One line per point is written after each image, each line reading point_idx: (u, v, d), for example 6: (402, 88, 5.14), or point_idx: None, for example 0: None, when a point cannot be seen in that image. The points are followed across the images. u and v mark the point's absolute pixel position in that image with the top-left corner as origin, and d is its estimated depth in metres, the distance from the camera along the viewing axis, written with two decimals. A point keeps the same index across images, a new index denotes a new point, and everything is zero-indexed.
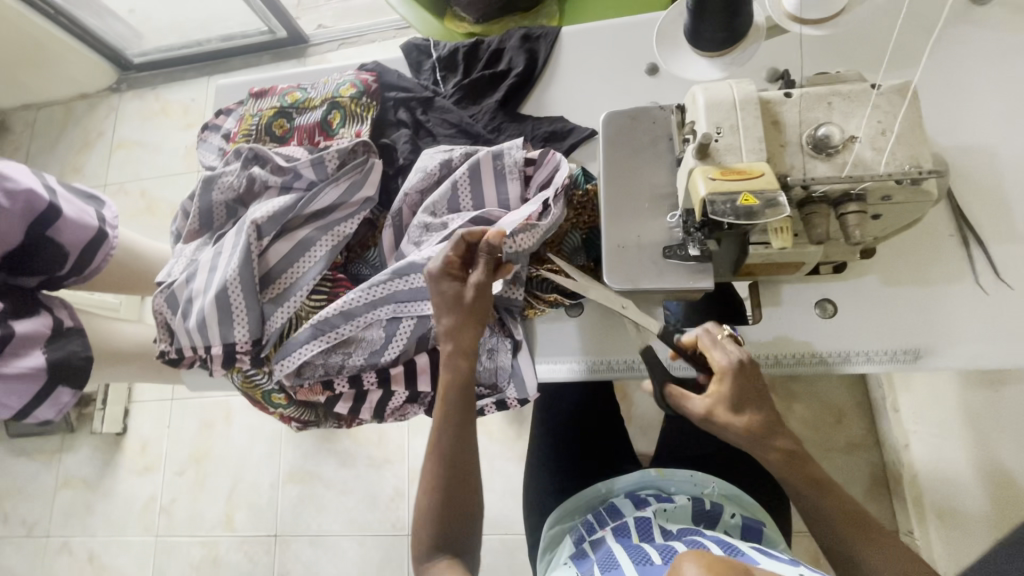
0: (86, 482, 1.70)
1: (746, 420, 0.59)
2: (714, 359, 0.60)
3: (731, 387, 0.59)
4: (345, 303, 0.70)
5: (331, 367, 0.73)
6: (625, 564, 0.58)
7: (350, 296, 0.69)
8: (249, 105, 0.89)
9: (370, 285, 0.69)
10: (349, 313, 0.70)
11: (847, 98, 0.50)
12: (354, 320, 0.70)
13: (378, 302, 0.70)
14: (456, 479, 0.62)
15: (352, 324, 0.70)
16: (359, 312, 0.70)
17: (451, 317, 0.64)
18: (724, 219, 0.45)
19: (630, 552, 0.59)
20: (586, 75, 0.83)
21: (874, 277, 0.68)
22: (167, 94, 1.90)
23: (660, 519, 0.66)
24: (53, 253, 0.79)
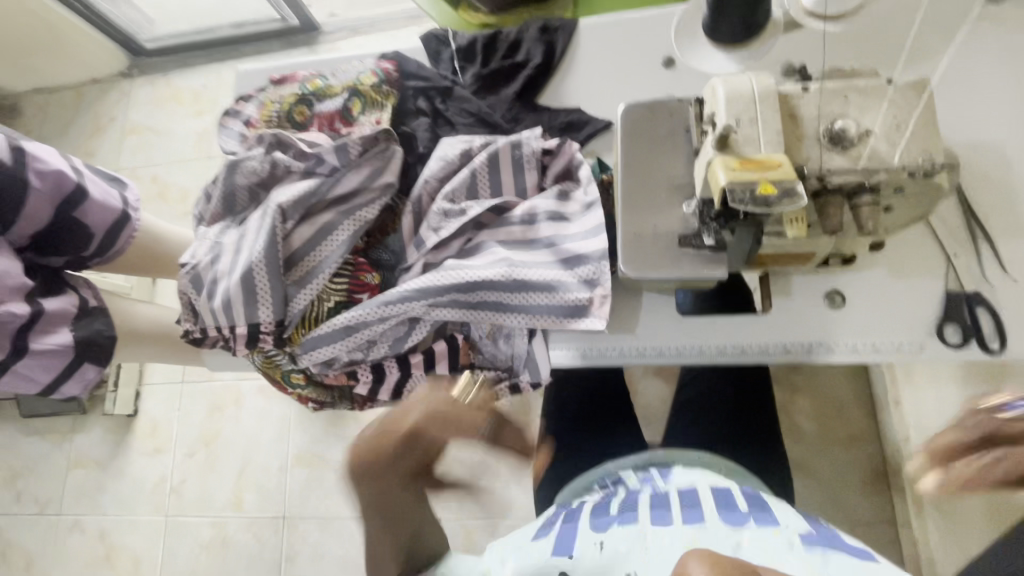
0: (97, 461, 1.73)
1: None
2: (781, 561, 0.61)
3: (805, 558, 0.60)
4: (383, 309, 0.70)
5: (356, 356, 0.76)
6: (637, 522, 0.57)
7: (388, 300, 0.71)
8: (270, 91, 0.91)
9: (408, 293, 0.71)
10: (384, 316, 0.71)
11: (863, 92, 0.51)
12: (389, 320, 0.71)
13: (415, 309, 0.71)
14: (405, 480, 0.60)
15: (385, 324, 0.71)
16: (395, 315, 0.71)
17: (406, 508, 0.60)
18: (743, 207, 0.46)
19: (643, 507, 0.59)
20: (603, 68, 0.84)
21: (882, 270, 0.70)
22: (179, 81, 1.91)
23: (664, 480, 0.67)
24: (78, 234, 0.81)
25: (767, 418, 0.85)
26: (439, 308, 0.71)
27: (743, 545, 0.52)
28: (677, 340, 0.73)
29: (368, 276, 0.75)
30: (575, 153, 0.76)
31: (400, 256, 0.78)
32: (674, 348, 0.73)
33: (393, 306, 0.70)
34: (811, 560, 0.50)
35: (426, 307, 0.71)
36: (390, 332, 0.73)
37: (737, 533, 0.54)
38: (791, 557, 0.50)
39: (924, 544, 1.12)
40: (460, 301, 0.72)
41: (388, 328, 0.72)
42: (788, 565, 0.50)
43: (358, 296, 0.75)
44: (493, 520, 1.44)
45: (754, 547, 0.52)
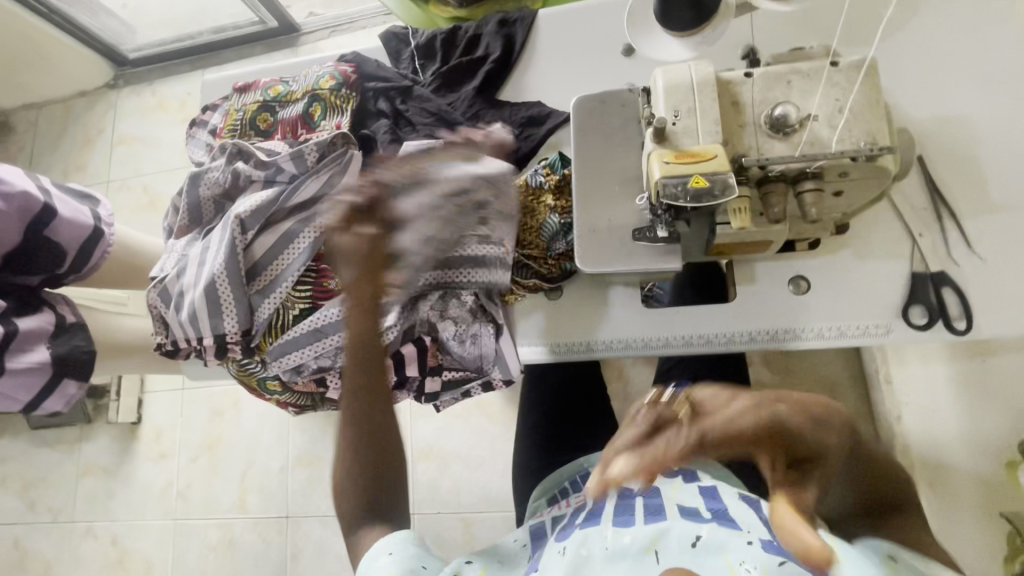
0: (105, 469, 1.77)
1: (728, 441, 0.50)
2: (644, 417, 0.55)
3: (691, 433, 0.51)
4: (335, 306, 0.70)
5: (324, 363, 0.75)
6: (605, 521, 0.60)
7: (340, 299, 0.70)
8: (234, 100, 0.91)
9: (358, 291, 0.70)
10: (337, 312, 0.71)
11: (805, 77, 0.50)
12: (343, 317, 0.71)
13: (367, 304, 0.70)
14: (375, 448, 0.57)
15: (340, 321, 0.71)
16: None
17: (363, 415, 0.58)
18: (677, 201, 0.45)
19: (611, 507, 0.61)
20: (563, 59, 0.83)
21: (848, 254, 0.68)
22: (164, 89, 1.91)
23: None
24: (50, 252, 0.82)
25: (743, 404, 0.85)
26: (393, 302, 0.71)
27: (703, 539, 0.56)
28: (642, 332, 0.73)
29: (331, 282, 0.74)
30: (508, 135, 0.78)
31: None
32: (639, 340, 0.73)
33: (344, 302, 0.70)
34: (765, 561, 0.53)
35: (379, 302, 0.70)
36: (351, 333, 0.72)
37: (695, 528, 0.57)
38: (746, 558, 0.53)
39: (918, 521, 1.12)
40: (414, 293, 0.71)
41: (344, 326, 0.71)
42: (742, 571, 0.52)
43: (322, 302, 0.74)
44: (491, 513, 1.46)
45: (713, 546, 0.55)
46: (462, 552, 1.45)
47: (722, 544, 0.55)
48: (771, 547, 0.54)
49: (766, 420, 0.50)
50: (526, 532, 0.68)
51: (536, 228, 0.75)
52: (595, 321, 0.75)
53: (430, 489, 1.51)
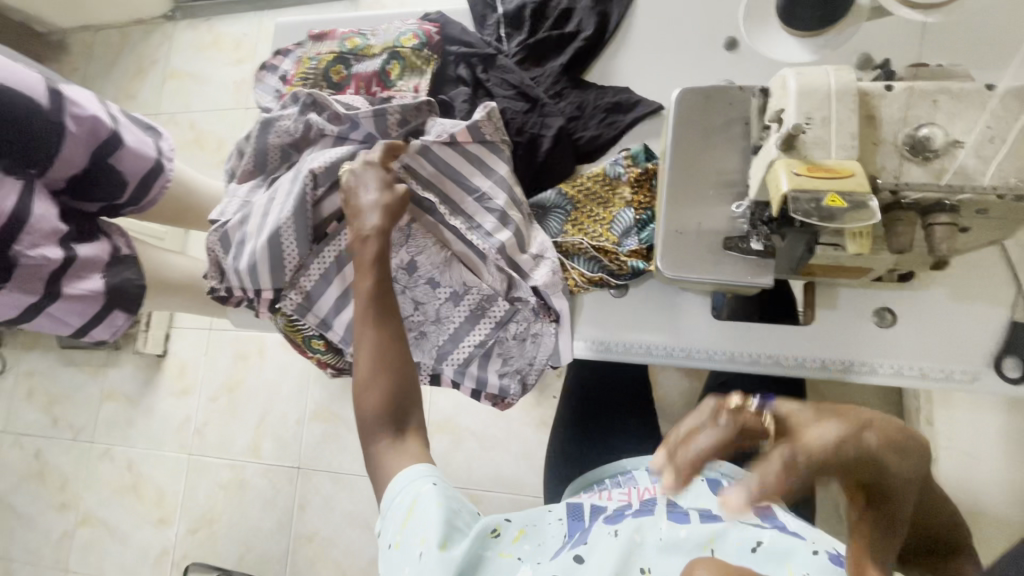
0: (127, 396, 1.81)
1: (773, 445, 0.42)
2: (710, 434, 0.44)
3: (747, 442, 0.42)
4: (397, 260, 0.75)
5: None
6: (659, 513, 0.57)
7: (403, 264, 0.75)
8: (308, 47, 0.89)
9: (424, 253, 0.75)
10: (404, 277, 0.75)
11: (955, 97, 0.46)
12: (409, 280, 0.75)
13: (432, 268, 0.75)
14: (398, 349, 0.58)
15: (407, 281, 0.76)
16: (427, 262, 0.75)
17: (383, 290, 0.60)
18: (805, 219, 0.42)
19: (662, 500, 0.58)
20: (659, 45, 0.78)
21: (942, 292, 0.64)
22: (221, 26, 1.89)
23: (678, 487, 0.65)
24: (112, 181, 0.80)
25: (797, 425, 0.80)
26: (453, 273, 0.75)
27: (761, 548, 0.53)
28: (707, 343, 0.70)
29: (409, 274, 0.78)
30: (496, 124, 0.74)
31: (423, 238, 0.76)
32: (703, 351, 0.70)
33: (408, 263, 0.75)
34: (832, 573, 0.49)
35: (438, 272, 0.75)
36: (420, 299, 0.76)
37: (754, 533, 0.54)
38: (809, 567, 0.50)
39: None
40: (463, 251, 0.75)
41: (410, 288, 0.76)
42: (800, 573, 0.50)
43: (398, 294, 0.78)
44: (500, 493, 1.46)
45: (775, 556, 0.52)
46: None
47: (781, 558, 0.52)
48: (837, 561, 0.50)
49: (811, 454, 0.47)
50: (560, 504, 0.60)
51: (608, 221, 0.74)
52: (656, 324, 0.72)
53: (443, 461, 1.52)
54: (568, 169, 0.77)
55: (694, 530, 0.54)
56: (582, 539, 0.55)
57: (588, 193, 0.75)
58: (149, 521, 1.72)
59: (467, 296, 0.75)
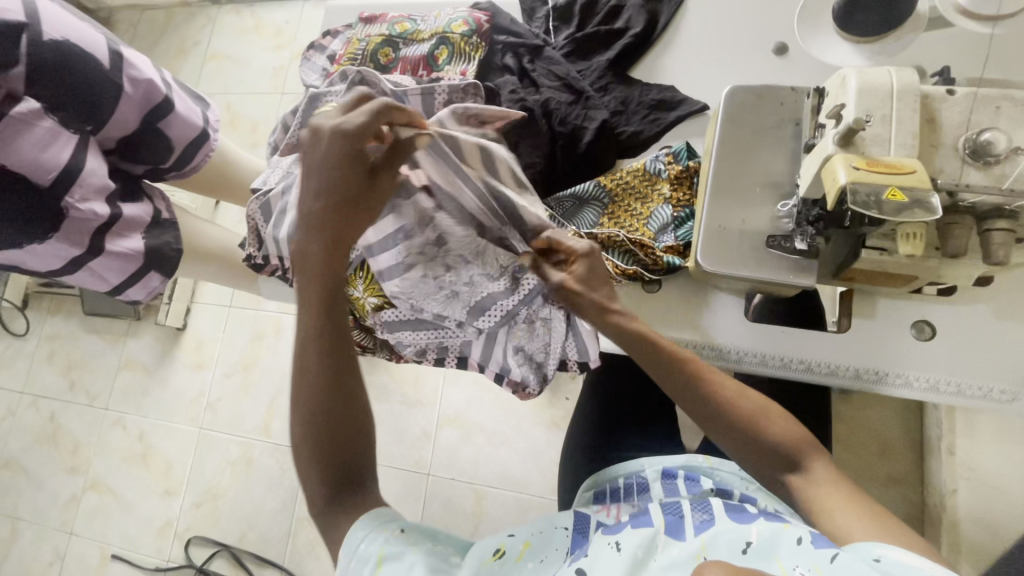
0: (144, 367, 1.84)
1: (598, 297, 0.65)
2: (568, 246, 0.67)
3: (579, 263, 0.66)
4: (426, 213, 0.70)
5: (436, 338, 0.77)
6: (657, 524, 0.57)
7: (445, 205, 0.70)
8: (358, 29, 0.91)
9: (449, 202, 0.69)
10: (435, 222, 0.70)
11: (1018, 105, 0.46)
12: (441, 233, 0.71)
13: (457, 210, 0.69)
14: (338, 422, 0.55)
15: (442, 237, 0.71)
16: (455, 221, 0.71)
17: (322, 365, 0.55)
18: (864, 212, 0.42)
19: (657, 508, 0.59)
20: (707, 45, 0.78)
21: (983, 308, 0.64)
22: (264, 12, 1.93)
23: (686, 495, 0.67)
24: (159, 144, 0.82)
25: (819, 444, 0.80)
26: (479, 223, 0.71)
27: (750, 546, 0.54)
28: (740, 342, 0.69)
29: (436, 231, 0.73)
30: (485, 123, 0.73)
31: None
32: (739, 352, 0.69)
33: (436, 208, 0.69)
34: (817, 561, 0.49)
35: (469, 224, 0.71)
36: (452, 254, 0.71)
37: (744, 531, 0.56)
38: (799, 561, 0.50)
39: None
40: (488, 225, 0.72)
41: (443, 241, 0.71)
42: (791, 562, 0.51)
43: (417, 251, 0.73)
44: (505, 491, 1.46)
45: (764, 552, 0.53)
46: (468, 522, 1.45)
47: (769, 554, 0.53)
48: (821, 543, 0.51)
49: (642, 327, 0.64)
50: (567, 516, 0.64)
51: (645, 217, 0.74)
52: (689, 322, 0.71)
53: (450, 455, 1.52)
54: (608, 161, 0.77)
55: (688, 543, 0.55)
56: (583, 554, 0.56)
57: (626, 187, 0.75)
58: (156, 492, 1.73)
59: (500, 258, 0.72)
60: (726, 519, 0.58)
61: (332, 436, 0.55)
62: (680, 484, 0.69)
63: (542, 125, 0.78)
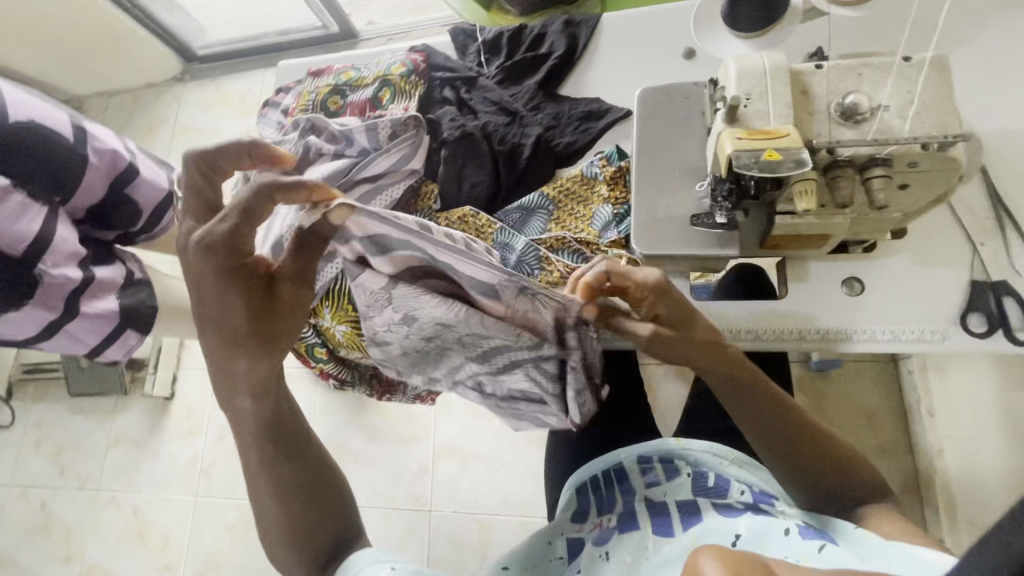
0: (135, 441, 1.82)
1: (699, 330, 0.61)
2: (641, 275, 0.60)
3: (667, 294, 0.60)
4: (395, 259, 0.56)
5: None
6: (644, 526, 0.60)
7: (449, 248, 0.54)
8: (306, 83, 0.98)
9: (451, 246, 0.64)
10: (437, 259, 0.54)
11: (877, 69, 0.52)
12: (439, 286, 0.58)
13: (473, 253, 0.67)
14: (314, 496, 0.60)
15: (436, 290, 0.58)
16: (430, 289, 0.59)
17: (280, 457, 0.59)
18: (747, 172, 0.47)
19: (645, 512, 0.62)
20: (624, 57, 0.85)
21: (903, 258, 0.68)
22: (228, 83, 2.03)
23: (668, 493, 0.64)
24: (128, 208, 0.88)
25: None
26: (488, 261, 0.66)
27: (740, 539, 0.55)
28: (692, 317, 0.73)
29: None
30: (402, 150, 0.79)
31: None
32: None
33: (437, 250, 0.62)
34: (806, 551, 0.51)
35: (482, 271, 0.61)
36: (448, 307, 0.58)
37: (733, 525, 0.56)
38: (787, 551, 0.52)
39: None
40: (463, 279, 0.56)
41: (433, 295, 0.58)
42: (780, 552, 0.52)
43: None
44: (508, 516, 1.45)
45: (753, 542, 0.54)
46: (475, 554, 1.43)
47: (760, 544, 0.54)
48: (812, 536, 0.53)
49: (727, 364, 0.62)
50: (562, 543, 0.64)
51: (587, 217, 0.79)
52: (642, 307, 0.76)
53: (449, 487, 1.51)
54: (548, 172, 0.83)
55: (678, 540, 0.57)
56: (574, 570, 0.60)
57: (567, 193, 0.81)
58: (155, 569, 1.69)
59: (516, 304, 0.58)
60: (715, 514, 0.58)
61: (310, 515, 0.59)
62: (660, 478, 0.66)
63: (483, 146, 0.84)
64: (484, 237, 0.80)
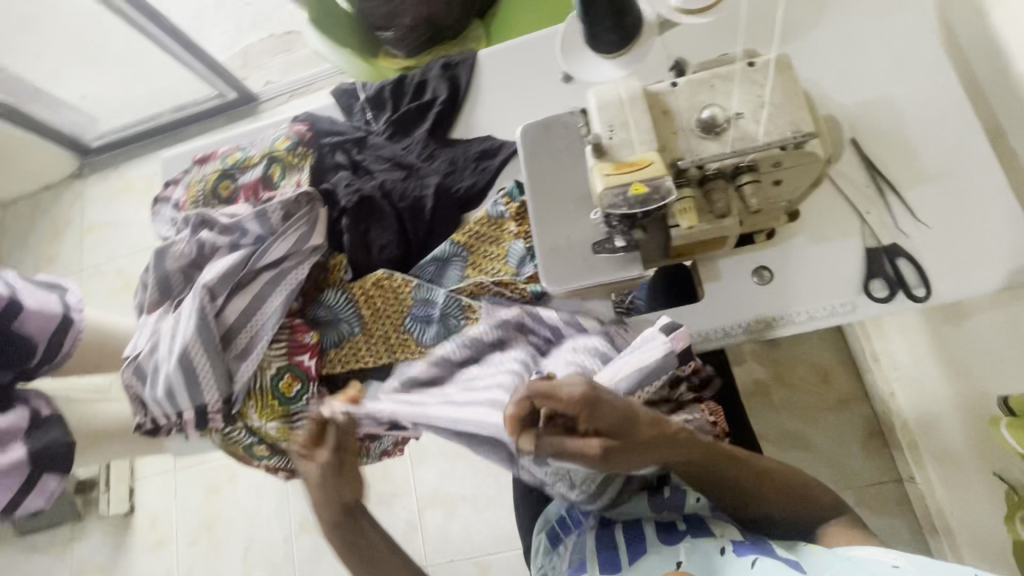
0: (100, 568, 1.65)
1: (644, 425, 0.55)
2: (568, 392, 0.52)
3: (601, 404, 0.53)
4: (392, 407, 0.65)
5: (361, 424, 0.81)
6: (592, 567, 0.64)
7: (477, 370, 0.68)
8: (193, 171, 0.93)
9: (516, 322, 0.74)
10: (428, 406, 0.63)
11: (727, 79, 0.54)
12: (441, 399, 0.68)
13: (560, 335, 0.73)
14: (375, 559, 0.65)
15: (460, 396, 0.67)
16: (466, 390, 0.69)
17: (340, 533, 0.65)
18: (620, 209, 0.50)
19: (593, 546, 0.65)
20: (507, 89, 0.85)
21: (801, 239, 0.71)
22: (131, 170, 1.93)
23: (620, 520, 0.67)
24: (19, 343, 0.81)
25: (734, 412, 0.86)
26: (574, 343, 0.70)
27: (683, 566, 0.59)
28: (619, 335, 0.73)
29: (306, 335, 0.76)
30: (302, 228, 0.78)
31: (338, 311, 0.78)
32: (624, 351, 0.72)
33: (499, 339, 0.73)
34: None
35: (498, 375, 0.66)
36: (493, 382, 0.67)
37: (675, 553, 0.61)
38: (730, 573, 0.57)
39: (930, 497, 1.12)
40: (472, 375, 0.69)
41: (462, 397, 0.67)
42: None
43: (298, 357, 0.76)
44: (505, 553, 1.41)
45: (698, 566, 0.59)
46: None
47: (702, 569, 0.58)
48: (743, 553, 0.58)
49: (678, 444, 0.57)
50: None
51: (502, 254, 0.78)
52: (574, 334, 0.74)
53: (440, 537, 1.46)
54: (454, 219, 0.82)
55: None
56: None
57: (477, 236, 0.78)
58: None
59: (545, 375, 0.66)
60: (660, 544, 0.63)
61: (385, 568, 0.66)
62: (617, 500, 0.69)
63: (384, 206, 0.82)
64: (404, 298, 0.77)
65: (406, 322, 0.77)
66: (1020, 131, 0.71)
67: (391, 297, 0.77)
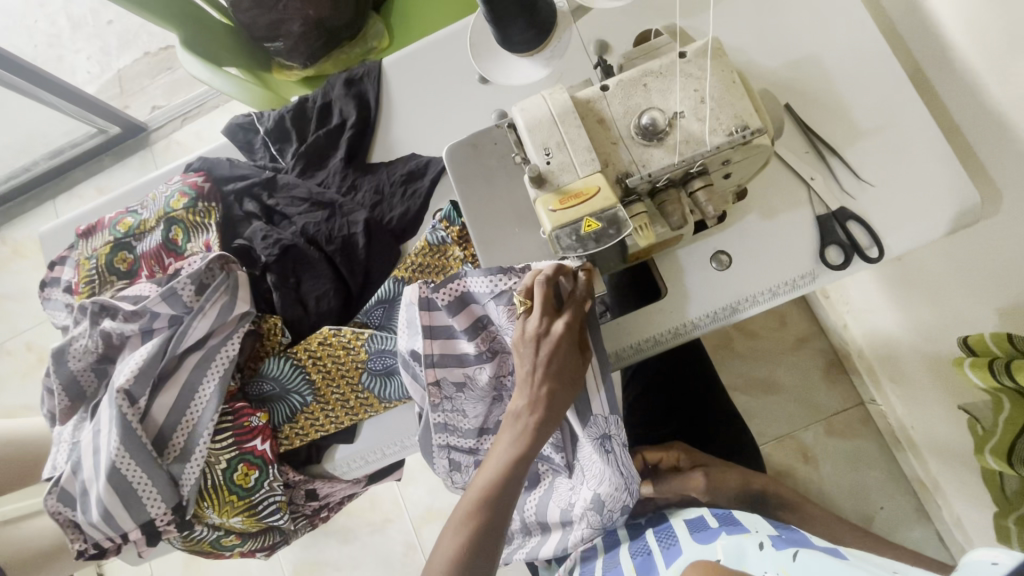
0: None
1: (731, 468, 0.75)
2: (667, 454, 0.76)
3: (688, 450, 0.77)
4: (450, 289, 0.62)
5: (330, 493, 0.77)
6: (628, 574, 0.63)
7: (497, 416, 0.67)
8: (80, 247, 0.80)
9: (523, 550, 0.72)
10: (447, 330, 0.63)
11: (659, 75, 0.49)
12: (468, 383, 0.64)
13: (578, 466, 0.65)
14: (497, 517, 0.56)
15: (495, 369, 0.64)
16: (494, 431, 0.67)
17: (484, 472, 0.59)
18: (572, 248, 0.48)
19: (627, 556, 0.65)
20: (420, 100, 0.77)
21: (754, 215, 0.69)
22: (13, 232, 1.68)
23: (653, 534, 0.67)
24: None
25: (703, 390, 0.87)
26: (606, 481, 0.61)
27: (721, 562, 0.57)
28: (632, 338, 0.69)
29: (252, 419, 0.68)
30: (223, 301, 0.68)
31: (284, 382, 0.70)
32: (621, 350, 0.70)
33: (529, 529, 0.70)
34: (782, 562, 0.54)
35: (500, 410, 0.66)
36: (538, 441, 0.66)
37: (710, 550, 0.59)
38: (764, 566, 0.54)
39: (895, 416, 1.17)
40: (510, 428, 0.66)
41: (479, 399, 0.65)
42: (756, 565, 0.55)
43: (249, 444, 0.68)
44: None
45: (733, 560, 0.57)
46: None
47: (739, 565, 0.57)
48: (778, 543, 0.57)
49: (748, 473, 0.77)
50: None
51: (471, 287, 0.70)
52: (616, 326, 0.70)
53: None
54: (392, 253, 0.75)
55: None
56: None
57: (420, 269, 0.72)
58: None
59: (613, 425, 0.62)
60: (692, 543, 0.62)
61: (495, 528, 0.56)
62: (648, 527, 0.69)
63: (312, 253, 0.74)
64: (357, 353, 0.69)
65: (364, 378, 0.69)
66: (941, 66, 0.71)
67: (341, 354, 0.69)
